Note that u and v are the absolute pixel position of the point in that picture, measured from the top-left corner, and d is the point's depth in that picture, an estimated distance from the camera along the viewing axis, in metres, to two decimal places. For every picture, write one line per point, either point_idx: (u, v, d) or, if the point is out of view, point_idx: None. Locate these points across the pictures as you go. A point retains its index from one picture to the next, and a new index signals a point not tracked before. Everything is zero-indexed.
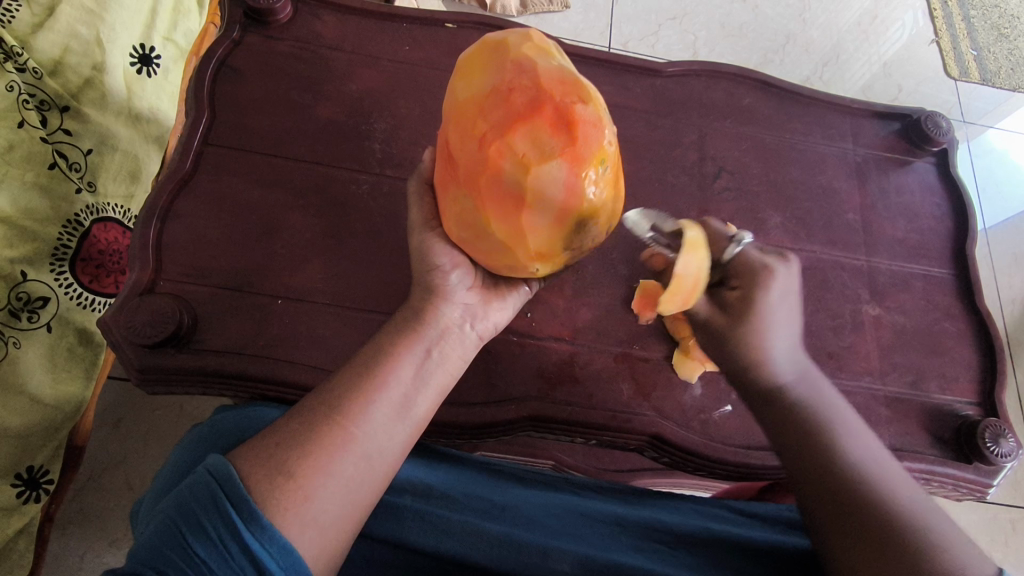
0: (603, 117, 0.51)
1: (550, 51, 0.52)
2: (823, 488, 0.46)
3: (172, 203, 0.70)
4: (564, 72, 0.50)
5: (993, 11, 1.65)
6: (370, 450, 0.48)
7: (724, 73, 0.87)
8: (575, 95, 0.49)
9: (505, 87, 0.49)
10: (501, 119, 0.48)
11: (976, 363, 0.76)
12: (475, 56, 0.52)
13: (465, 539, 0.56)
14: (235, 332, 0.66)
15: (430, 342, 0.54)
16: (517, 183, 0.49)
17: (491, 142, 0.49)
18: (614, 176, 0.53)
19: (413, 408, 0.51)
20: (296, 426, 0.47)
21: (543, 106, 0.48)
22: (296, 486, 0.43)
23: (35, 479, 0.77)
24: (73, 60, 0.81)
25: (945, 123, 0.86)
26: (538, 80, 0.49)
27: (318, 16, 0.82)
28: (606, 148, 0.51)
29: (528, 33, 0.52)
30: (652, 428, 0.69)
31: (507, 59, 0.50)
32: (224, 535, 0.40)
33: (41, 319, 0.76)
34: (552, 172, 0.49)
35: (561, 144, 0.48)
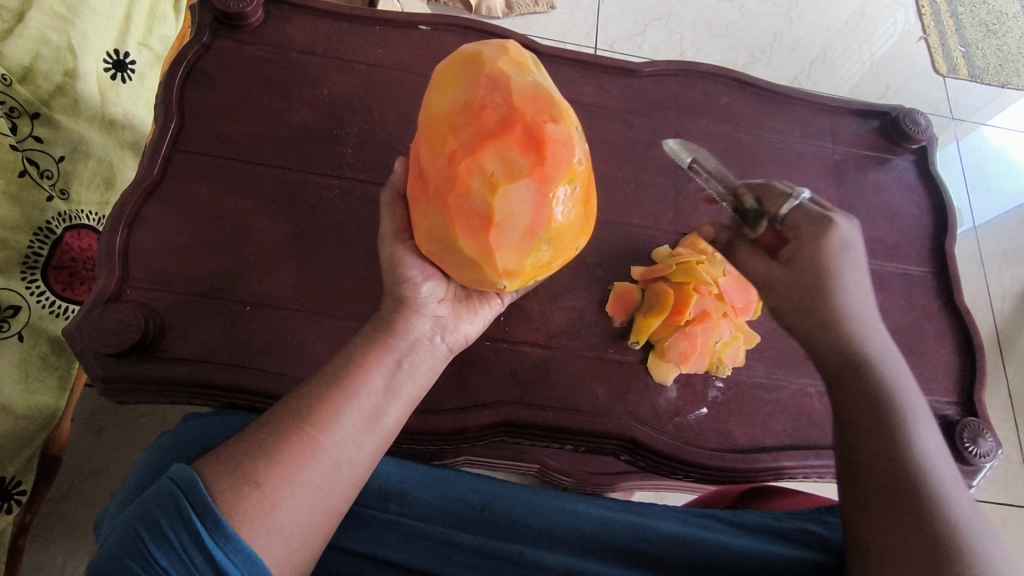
0: (574, 135, 0.52)
1: (526, 67, 0.52)
2: (878, 470, 0.45)
3: (140, 209, 0.70)
4: (537, 89, 0.50)
5: (982, 8, 1.65)
6: (340, 459, 0.46)
7: (701, 73, 0.86)
8: (546, 114, 0.50)
9: (476, 105, 0.49)
10: (471, 136, 0.48)
11: (955, 362, 0.76)
12: (451, 72, 0.52)
13: (438, 552, 0.56)
14: (203, 340, 0.66)
15: (401, 353, 0.53)
16: (486, 201, 0.49)
17: (461, 160, 0.48)
18: (584, 192, 0.53)
19: (383, 418, 0.50)
20: (263, 435, 0.45)
21: (514, 124, 0.48)
22: (263, 496, 0.42)
23: (8, 489, 0.76)
24: (44, 67, 0.81)
25: (924, 121, 0.86)
26: (510, 98, 0.49)
27: (291, 19, 0.81)
28: (576, 167, 0.51)
29: (505, 47, 0.53)
30: (627, 432, 0.68)
31: (481, 75, 0.50)
32: (187, 545, 0.39)
33: (12, 328, 0.75)
34: (520, 191, 0.49)
35: (529, 163, 0.49)
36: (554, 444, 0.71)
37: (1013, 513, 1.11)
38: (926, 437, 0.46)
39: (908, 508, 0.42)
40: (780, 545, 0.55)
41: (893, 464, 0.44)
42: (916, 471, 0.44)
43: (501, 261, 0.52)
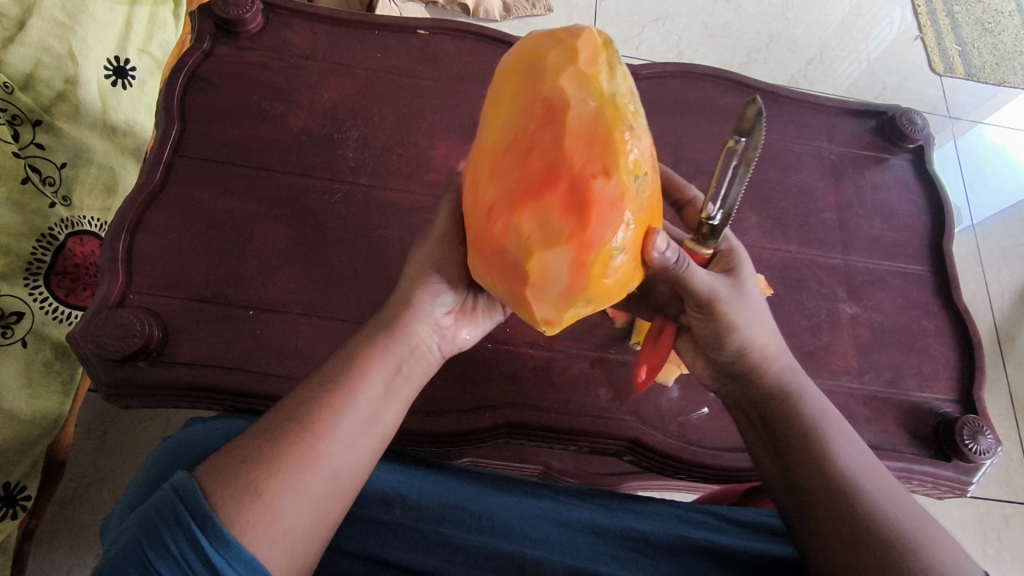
0: (634, 183, 0.44)
1: (595, 91, 0.44)
2: (803, 473, 0.49)
3: (142, 215, 0.70)
4: (596, 127, 0.42)
5: (977, 7, 1.65)
6: (340, 466, 0.47)
7: (699, 74, 0.87)
8: (599, 162, 0.42)
9: (525, 149, 0.43)
10: (512, 190, 0.43)
11: (955, 359, 0.76)
12: (511, 90, 0.46)
13: (441, 554, 0.56)
14: (206, 344, 0.66)
15: (401, 357, 0.53)
16: (521, 261, 0.44)
17: (498, 215, 0.44)
18: (641, 247, 0.46)
19: (381, 422, 0.50)
20: (262, 443, 0.45)
21: (561, 178, 0.42)
22: (263, 505, 0.42)
23: (12, 495, 0.76)
24: (46, 74, 0.82)
25: (921, 120, 0.86)
26: (560, 143, 0.42)
27: (290, 25, 0.82)
28: (630, 226, 0.44)
29: (573, 63, 0.44)
30: (628, 432, 0.68)
31: (537, 109, 0.43)
32: (186, 553, 0.39)
33: (16, 334, 0.76)
34: (557, 256, 0.43)
35: (570, 226, 0.42)
36: (558, 446, 0.71)
37: (1016, 510, 1.11)
38: (839, 440, 0.50)
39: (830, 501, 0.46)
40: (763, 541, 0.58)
41: (811, 471, 0.48)
42: (836, 474, 0.47)
43: (537, 319, 0.47)
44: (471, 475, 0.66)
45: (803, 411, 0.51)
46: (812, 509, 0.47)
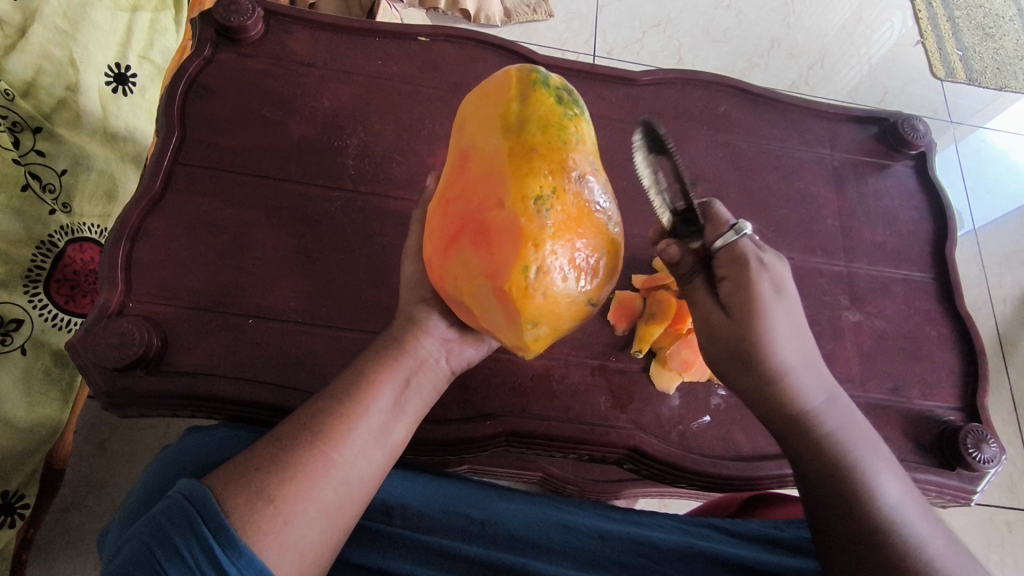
0: (537, 203, 0.45)
1: (498, 126, 0.48)
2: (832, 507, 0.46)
3: (142, 222, 0.70)
4: (493, 164, 0.47)
5: (978, 11, 1.65)
6: (351, 475, 0.46)
7: (700, 80, 0.87)
8: (496, 197, 0.46)
9: (445, 202, 0.49)
10: (438, 240, 0.49)
11: (958, 367, 0.76)
12: (450, 151, 0.53)
13: (444, 564, 0.56)
14: (206, 352, 0.66)
15: (411, 371, 0.52)
16: (459, 297, 0.48)
17: (434, 262, 0.49)
18: (573, 263, 0.46)
19: (391, 434, 0.50)
20: (275, 451, 0.45)
21: (468, 218, 0.47)
22: (276, 511, 0.42)
23: (11, 503, 0.75)
24: (47, 81, 0.82)
25: (922, 126, 0.86)
26: (465, 190, 0.47)
27: (291, 32, 0.81)
28: (546, 247, 0.45)
29: (484, 108, 0.50)
30: (629, 441, 0.68)
31: (456, 163, 0.50)
32: (199, 560, 0.39)
33: (15, 341, 0.75)
34: (482, 289, 0.46)
35: (481, 260, 0.46)
36: (558, 454, 0.71)
37: (1019, 517, 1.11)
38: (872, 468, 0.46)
39: (868, 548, 0.43)
40: (768, 554, 0.58)
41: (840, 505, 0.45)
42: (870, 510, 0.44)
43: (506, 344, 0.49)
44: (473, 482, 0.67)
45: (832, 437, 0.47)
46: (849, 553, 0.44)
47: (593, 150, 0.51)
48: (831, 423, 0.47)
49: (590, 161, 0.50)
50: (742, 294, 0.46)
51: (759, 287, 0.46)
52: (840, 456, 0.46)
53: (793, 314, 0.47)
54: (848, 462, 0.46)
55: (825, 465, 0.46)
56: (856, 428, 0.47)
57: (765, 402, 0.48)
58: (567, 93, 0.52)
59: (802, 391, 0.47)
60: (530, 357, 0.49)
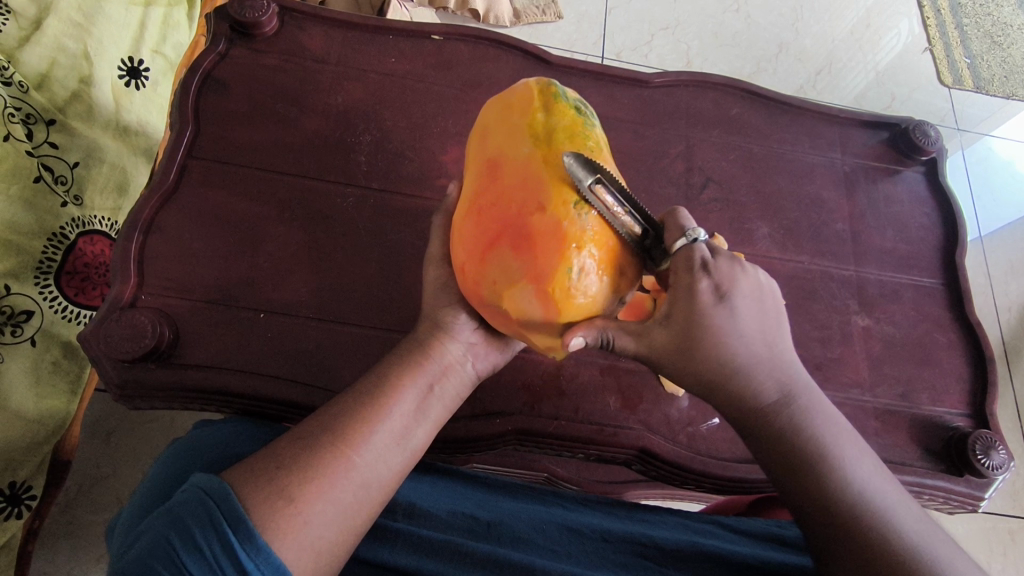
0: (576, 207, 0.47)
1: (527, 136, 0.49)
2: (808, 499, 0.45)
3: (155, 216, 0.70)
4: (528, 170, 0.48)
5: (986, 19, 1.65)
6: (370, 479, 0.46)
7: (712, 83, 0.87)
8: (534, 201, 0.47)
9: (478, 210, 0.49)
10: (473, 248, 0.49)
11: (967, 373, 0.76)
12: (472, 159, 0.54)
13: (450, 559, 0.54)
14: (217, 347, 0.66)
15: (433, 376, 0.53)
16: (497, 304, 0.49)
17: (468, 270, 0.50)
18: (611, 262, 0.48)
19: (412, 439, 0.50)
20: (297, 451, 0.45)
21: (508, 225, 0.47)
22: (296, 511, 0.42)
23: (17, 495, 0.76)
24: (60, 73, 0.82)
25: (934, 132, 0.86)
26: (499, 196, 0.48)
27: (305, 28, 0.82)
28: (583, 248, 0.46)
29: (508, 119, 0.51)
30: (638, 441, 0.68)
31: (484, 171, 0.50)
32: (219, 556, 0.39)
33: (24, 333, 0.75)
34: (522, 293, 0.47)
35: (523, 265, 0.47)
36: (566, 453, 0.71)
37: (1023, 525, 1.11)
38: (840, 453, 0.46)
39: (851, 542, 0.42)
40: (775, 550, 0.58)
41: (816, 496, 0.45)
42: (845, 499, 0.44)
43: (540, 346, 0.50)
44: (479, 485, 0.67)
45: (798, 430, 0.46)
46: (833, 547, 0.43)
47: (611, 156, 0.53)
48: (793, 417, 0.46)
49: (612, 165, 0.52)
50: (684, 307, 0.45)
51: (702, 297, 0.45)
52: (805, 448, 0.46)
53: (740, 318, 0.46)
54: (812, 449, 0.45)
55: (791, 460, 0.46)
56: (819, 415, 0.47)
57: (724, 398, 0.48)
58: (580, 104, 0.54)
59: (757, 388, 0.47)
60: (562, 358, 0.51)
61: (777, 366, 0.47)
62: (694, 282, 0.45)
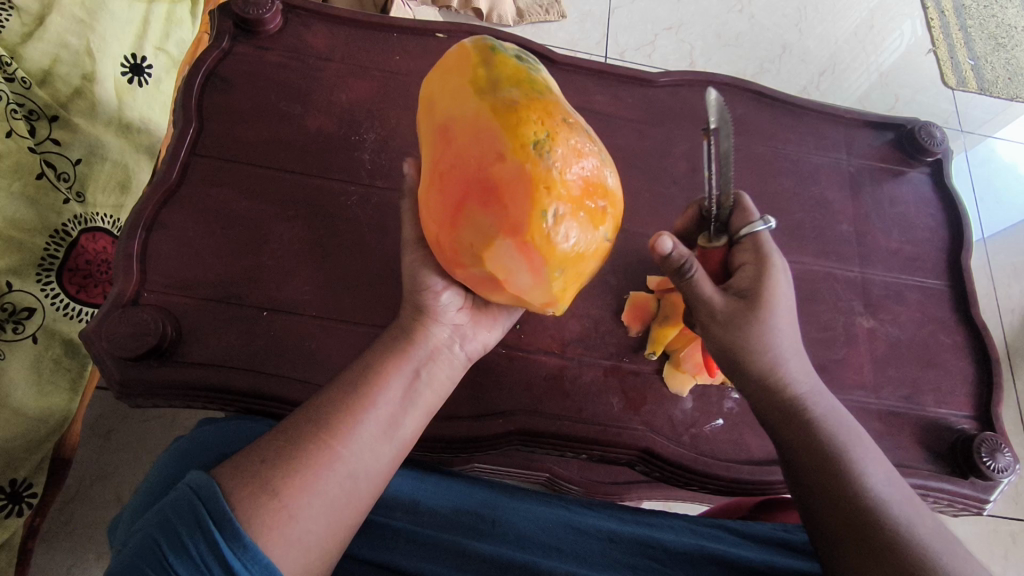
0: (536, 149, 0.46)
1: (470, 90, 0.49)
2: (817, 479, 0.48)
3: (158, 213, 0.70)
4: (477, 123, 0.47)
5: (990, 21, 1.65)
6: (357, 470, 0.46)
7: (717, 83, 0.86)
8: (491, 153, 0.46)
9: (440, 176, 0.49)
10: (443, 215, 0.49)
11: (972, 376, 0.75)
12: (423, 132, 0.54)
13: (454, 560, 0.55)
14: (220, 345, 0.66)
15: (419, 362, 0.52)
16: (480, 268, 0.49)
17: (444, 241, 0.50)
18: (582, 204, 0.47)
19: (400, 428, 0.49)
20: (281, 444, 0.45)
21: (472, 183, 0.47)
22: (280, 506, 0.41)
23: (19, 492, 0.75)
24: (63, 70, 0.82)
25: (940, 134, 0.86)
26: (457, 157, 0.48)
27: (308, 25, 0.81)
28: (551, 191, 0.46)
29: (449, 81, 0.51)
30: (640, 442, 0.68)
31: (438, 137, 0.50)
32: (205, 554, 0.38)
33: (25, 330, 0.75)
34: (502, 249, 0.47)
35: (495, 221, 0.46)
36: (570, 454, 0.71)
37: None
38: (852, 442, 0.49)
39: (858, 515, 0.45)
40: (777, 555, 0.57)
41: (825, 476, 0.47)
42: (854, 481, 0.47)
43: (532, 303, 0.50)
44: (482, 482, 0.67)
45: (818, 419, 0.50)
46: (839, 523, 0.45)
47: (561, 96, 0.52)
48: (818, 411, 0.51)
49: (564, 104, 0.51)
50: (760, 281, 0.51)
51: (771, 282, 0.51)
52: (824, 433, 0.49)
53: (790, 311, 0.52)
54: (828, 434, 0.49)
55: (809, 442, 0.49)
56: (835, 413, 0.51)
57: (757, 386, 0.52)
58: (520, 52, 0.54)
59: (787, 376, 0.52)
60: (559, 309, 0.51)
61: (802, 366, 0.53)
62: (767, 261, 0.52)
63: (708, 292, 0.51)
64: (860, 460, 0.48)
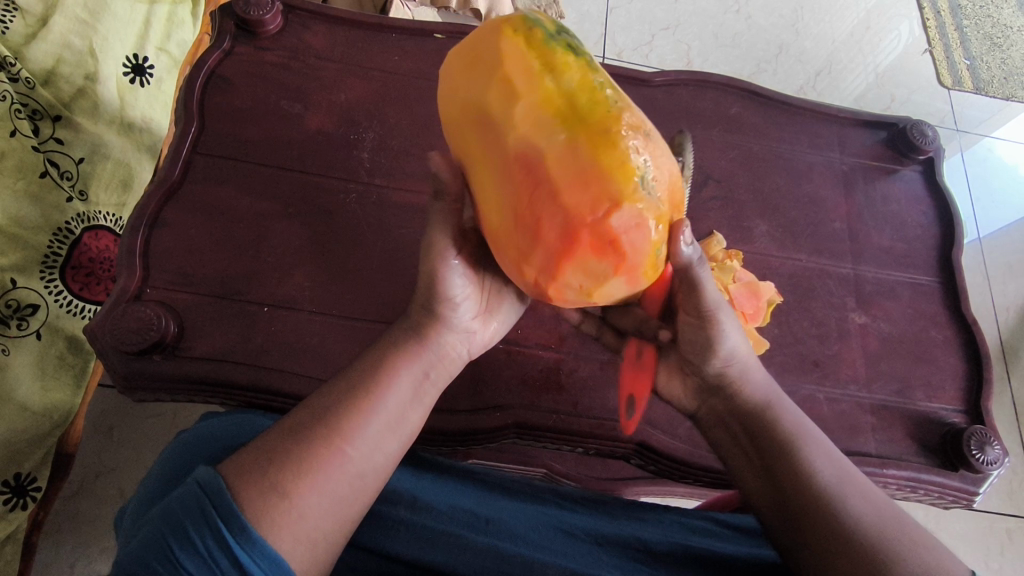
0: (643, 186, 0.42)
1: (553, 117, 0.42)
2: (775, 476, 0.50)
3: (160, 210, 0.71)
4: (577, 161, 0.41)
5: (986, 21, 1.66)
6: (365, 468, 0.47)
7: (712, 82, 0.87)
8: (603, 198, 0.41)
9: (534, 220, 0.43)
10: (545, 259, 0.44)
11: (963, 370, 0.77)
12: (480, 154, 0.45)
13: (448, 555, 0.56)
14: (222, 341, 0.67)
15: (428, 364, 0.54)
16: (582, 300, 0.46)
17: (546, 283, 0.45)
18: (679, 225, 0.45)
19: (405, 427, 0.51)
20: (290, 443, 0.45)
21: (580, 232, 0.42)
22: (290, 505, 0.42)
23: (23, 486, 0.76)
24: (66, 70, 0.83)
25: (932, 132, 0.87)
26: (559, 201, 0.42)
27: (308, 26, 0.83)
28: (657, 224, 0.43)
29: (515, 99, 0.43)
30: (636, 435, 0.69)
31: (517, 169, 0.43)
32: (213, 549, 0.39)
33: (30, 326, 0.76)
34: (612, 286, 0.45)
35: (610, 265, 0.43)
36: (566, 448, 0.72)
37: (1020, 524, 1.11)
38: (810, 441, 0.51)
39: (806, 509, 0.46)
40: (762, 547, 0.59)
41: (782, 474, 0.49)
42: (811, 477, 0.48)
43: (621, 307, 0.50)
44: (475, 479, 0.68)
45: (778, 420, 0.52)
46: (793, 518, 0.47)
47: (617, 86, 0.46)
48: (777, 413, 0.53)
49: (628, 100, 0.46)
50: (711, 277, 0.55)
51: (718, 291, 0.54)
52: (779, 432, 0.51)
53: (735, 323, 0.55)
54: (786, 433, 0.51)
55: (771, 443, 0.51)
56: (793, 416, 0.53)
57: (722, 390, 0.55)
58: (563, 34, 0.45)
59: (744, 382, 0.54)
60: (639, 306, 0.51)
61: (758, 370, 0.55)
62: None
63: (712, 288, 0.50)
64: (814, 456, 0.49)
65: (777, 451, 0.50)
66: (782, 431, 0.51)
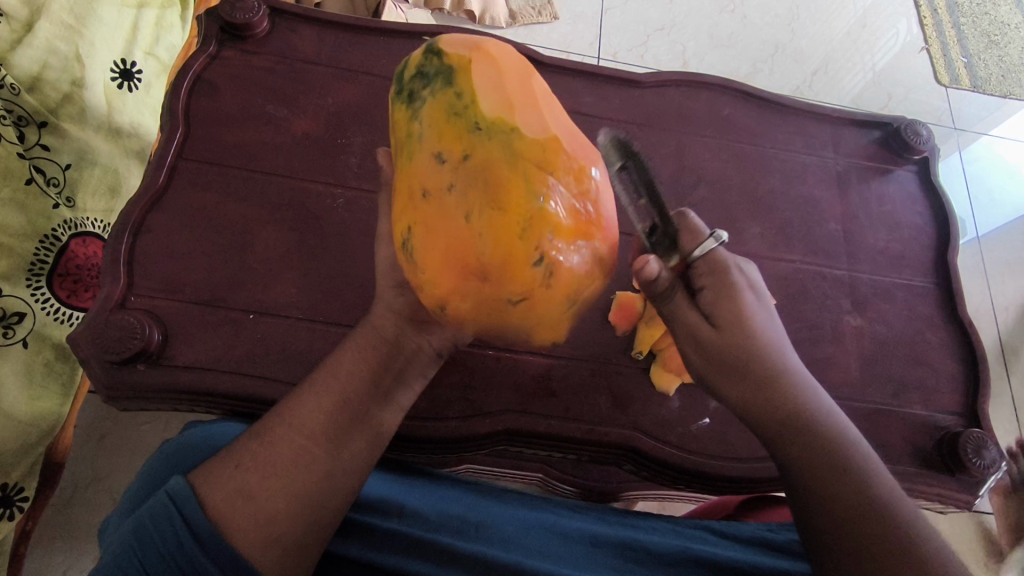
0: (403, 249, 0.47)
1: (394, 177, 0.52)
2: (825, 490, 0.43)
3: (145, 217, 0.70)
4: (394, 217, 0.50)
5: (984, 18, 1.65)
6: (334, 470, 0.45)
7: (704, 83, 0.87)
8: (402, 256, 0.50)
9: None
10: None
11: (959, 373, 0.76)
12: None
13: (436, 561, 0.54)
14: (207, 348, 0.66)
15: (391, 360, 0.50)
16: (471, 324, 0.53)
17: None
18: (457, 287, 0.45)
19: (377, 425, 0.49)
20: (256, 448, 0.44)
21: None
22: (257, 510, 0.42)
23: (10, 496, 0.75)
24: (52, 75, 0.82)
25: (926, 132, 0.86)
26: None
27: (296, 29, 0.82)
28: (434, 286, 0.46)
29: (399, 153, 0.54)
30: (627, 441, 0.68)
31: None
32: (179, 558, 0.40)
33: (17, 334, 0.75)
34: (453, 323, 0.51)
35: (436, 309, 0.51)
36: (559, 453, 0.71)
37: None
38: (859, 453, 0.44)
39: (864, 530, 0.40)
40: (763, 554, 0.58)
41: (833, 491, 0.42)
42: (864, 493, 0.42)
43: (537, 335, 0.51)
44: (465, 486, 0.67)
45: (822, 428, 0.45)
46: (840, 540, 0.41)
47: (440, 130, 0.46)
48: (821, 419, 0.45)
49: (436, 150, 0.46)
50: (721, 299, 0.48)
51: (735, 297, 0.48)
52: (827, 444, 0.44)
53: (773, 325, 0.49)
54: (836, 444, 0.44)
55: (814, 456, 0.44)
56: (841, 423, 0.45)
57: (757, 397, 0.46)
58: (418, 83, 0.49)
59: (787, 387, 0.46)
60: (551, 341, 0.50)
61: (801, 374, 0.47)
62: (726, 277, 0.49)
63: (691, 319, 0.48)
64: (867, 470, 0.43)
65: (826, 467, 0.43)
66: (826, 441, 0.44)
